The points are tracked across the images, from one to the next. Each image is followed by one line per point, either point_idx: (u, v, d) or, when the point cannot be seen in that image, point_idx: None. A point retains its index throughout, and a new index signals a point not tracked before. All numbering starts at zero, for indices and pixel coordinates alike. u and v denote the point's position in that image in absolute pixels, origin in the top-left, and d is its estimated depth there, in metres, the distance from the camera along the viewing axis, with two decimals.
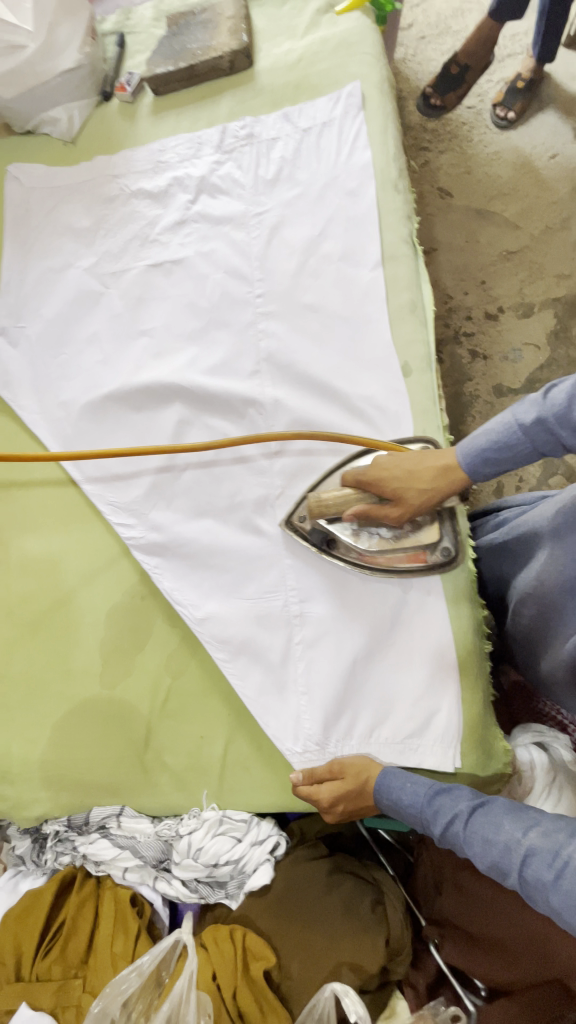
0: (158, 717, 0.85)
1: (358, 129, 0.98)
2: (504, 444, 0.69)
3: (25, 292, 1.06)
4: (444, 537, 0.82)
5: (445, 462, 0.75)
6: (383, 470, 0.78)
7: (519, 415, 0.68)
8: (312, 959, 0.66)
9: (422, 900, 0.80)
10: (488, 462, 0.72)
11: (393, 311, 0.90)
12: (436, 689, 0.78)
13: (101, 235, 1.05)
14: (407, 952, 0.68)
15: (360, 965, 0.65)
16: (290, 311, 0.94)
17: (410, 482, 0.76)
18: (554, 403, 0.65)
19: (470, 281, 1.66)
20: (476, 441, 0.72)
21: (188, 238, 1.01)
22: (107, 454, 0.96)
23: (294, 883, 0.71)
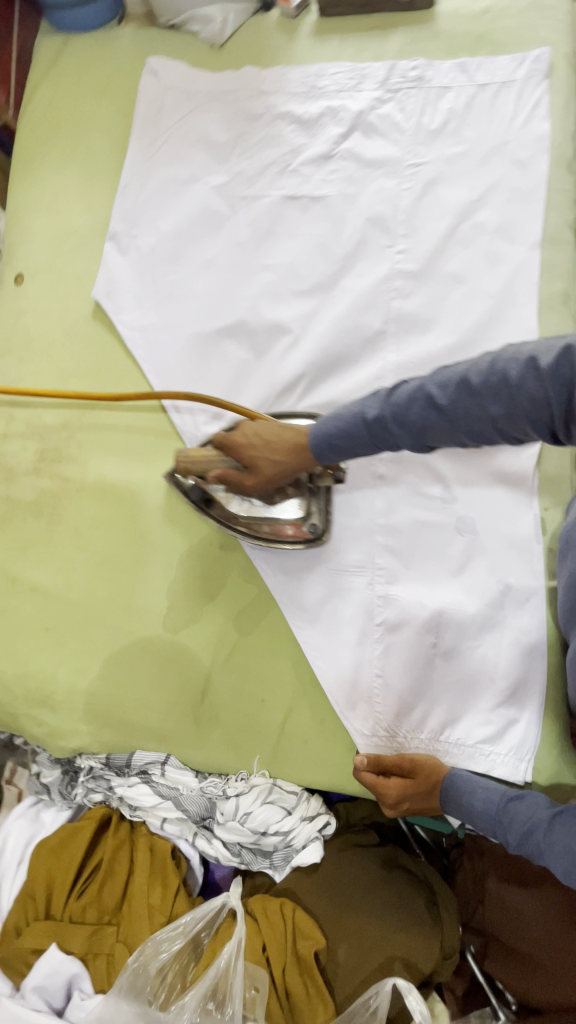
0: (218, 672, 0.81)
1: (539, 96, 0.90)
2: (332, 438, 0.65)
3: (143, 199, 0.98)
4: (313, 515, 0.80)
5: (301, 438, 0.70)
6: (247, 439, 0.72)
7: (365, 408, 0.63)
8: (362, 948, 0.66)
9: (460, 906, 0.78)
10: (334, 450, 0.66)
11: (542, 299, 0.85)
12: (518, 699, 0.75)
13: (236, 154, 0.97)
14: (455, 959, 0.67)
15: (412, 962, 0.64)
16: (430, 278, 0.88)
17: (264, 453, 0.71)
18: (400, 397, 0.60)
19: None
20: (324, 428, 0.66)
21: (331, 176, 0.93)
22: (206, 390, 0.89)
23: (347, 870, 0.70)
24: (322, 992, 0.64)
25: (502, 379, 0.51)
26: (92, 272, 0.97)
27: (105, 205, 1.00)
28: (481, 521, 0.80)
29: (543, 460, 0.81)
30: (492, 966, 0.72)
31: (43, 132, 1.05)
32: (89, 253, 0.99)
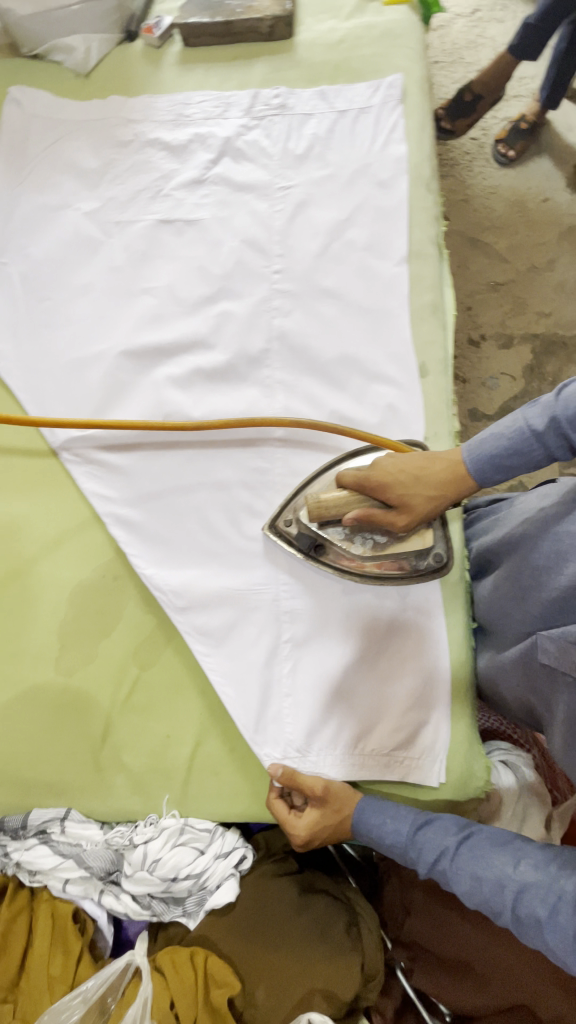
0: (119, 711, 0.77)
1: (395, 120, 0.95)
2: (516, 449, 0.66)
3: (12, 226, 0.95)
4: (436, 544, 0.77)
5: (454, 462, 0.71)
6: (390, 475, 0.71)
7: (529, 420, 0.66)
8: (280, 986, 0.61)
9: (388, 921, 0.75)
10: (500, 467, 0.68)
11: (414, 310, 0.88)
12: (426, 701, 0.75)
13: (107, 180, 0.96)
14: (380, 979, 0.64)
15: (333, 993, 0.61)
16: (308, 294, 0.89)
17: (418, 488, 0.70)
18: (568, 404, 0.62)
19: (459, 305, 1.69)
20: (485, 444, 0.68)
21: (205, 200, 0.94)
22: (89, 415, 0.85)
23: (265, 900, 0.66)
24: None
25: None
26: None
27: None
28: None
29: None
30: (420, 980, 0.70)
31: None
32: None
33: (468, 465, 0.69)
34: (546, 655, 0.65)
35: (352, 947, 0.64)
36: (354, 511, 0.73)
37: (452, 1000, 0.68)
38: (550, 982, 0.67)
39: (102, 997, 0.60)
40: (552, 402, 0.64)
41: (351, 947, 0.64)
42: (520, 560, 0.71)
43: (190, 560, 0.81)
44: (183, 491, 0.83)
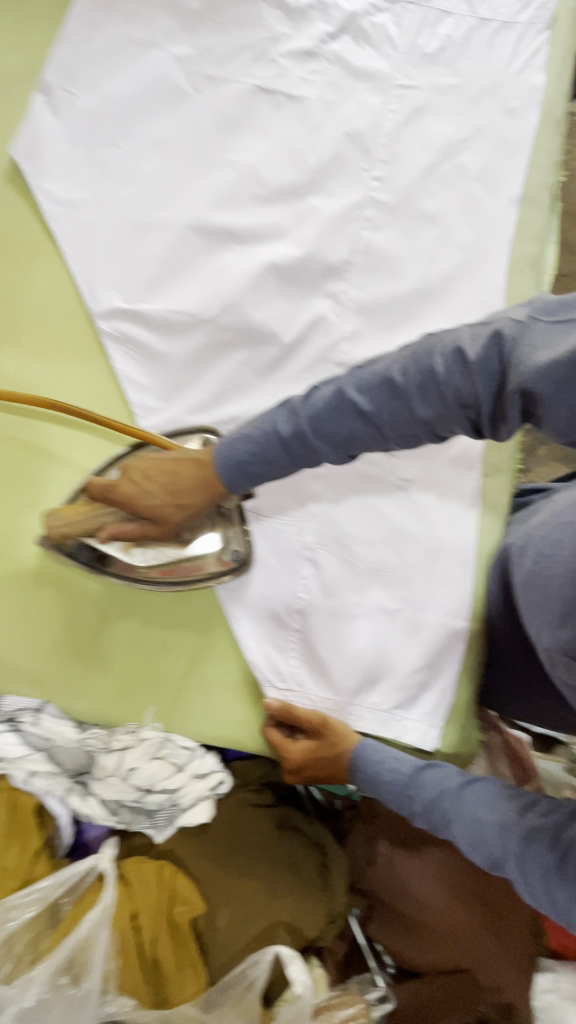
0: (117, 612, 0.71)
1: (539, 45, 0.85)
2: (263, 452, 0.58)
3: (87, 47, 0.79)
4: (231, 543, 0.69)
5: (200, 466, 0.61)
6: (133, 484, 0.62)
7: (277, 422, 0.57)
8: (243, 910, 0.60)
9: (347, 868, 0.74)
10: (251, 474, 0.59)
11: (512, 260, 0.81)
12: (436, 663, 0.74)
13: (207, 25, 0.82)
14: (341, 921, 0.64)
15: (298, 927, 0.61)
16: (405, 214, 0.81)
17: (159, 495, 0.61)
18: (317, 406, 0.55)
19: None
20: (234, 445, 0.59)
21: (313, 76, 0.82)
22: (140, 288, 0.76)
23: (243, 828, 0.65)
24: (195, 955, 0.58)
25: (386, 398, 0.53)
26: (9, 118, 0.78)
27: (34, 41, 0.80)
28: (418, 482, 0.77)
29: None
30: (376, 929, 0.71)
31: None
32: (9, 94, 0.78)
33: (218, 466, 0.60)
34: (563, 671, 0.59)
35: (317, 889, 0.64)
36: (110, 528, 0.64)
37: (406, 954, 0.69)
38: (507, 964, 0.69)
39: (58, 898, 0.56)
40: (353, 374, 0.55)
41: (316, 889, 0.64)
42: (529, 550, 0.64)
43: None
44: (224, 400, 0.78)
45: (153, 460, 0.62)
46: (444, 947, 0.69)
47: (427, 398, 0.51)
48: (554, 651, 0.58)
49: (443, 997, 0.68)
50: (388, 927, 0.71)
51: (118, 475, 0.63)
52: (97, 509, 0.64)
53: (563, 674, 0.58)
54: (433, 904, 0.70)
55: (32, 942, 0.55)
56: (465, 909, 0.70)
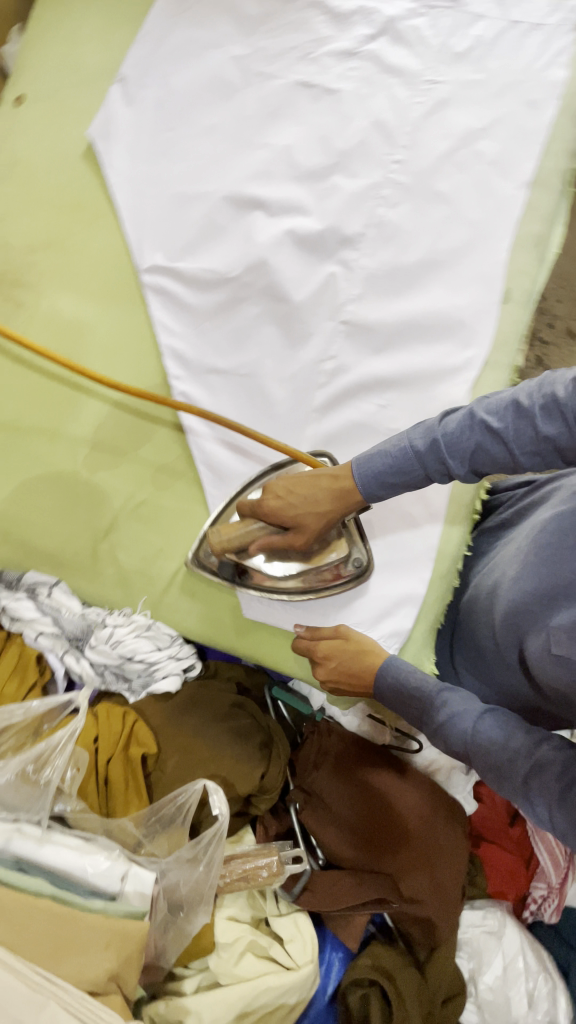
0: (126, 515, 0.83)
1: (565, 43, 0.91)
2: (398, 467, 0.66)
3: (160, 51, 0.96)
4: (354, 550, 0.77)
5: (338, 481, 0.69)
6: (280, 496, 0.71)
7: (412, 437, 0.66)
8: (189, 763, 0.70)
9: (295, 769, 0.82)
10: (386, 486, 0.68)
11: (518, 234, 0.87)
12: (402, 598, 0.78)
13: (261, 32, 0.95)
14: (272, 796, 0.73)
15: (230, 784, 0.70)
16: (419, 193, 0.89)
17: (309, 513, 0.70)
18: (449, 429, 0.63)
19: (569, 292, 1.56)
20: (371, 463, 0.67)
21: (349, 73, 0.93)
22: (180, 248, 0.90)
23: (201, 700, 0.74)
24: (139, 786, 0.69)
25: (512, 414, 0.59)
26: (92, 109, 0.95)
27: (121, 49, 0.97)
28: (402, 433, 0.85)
29: (478, 388, 0.86)
30: (307, 819, 0.77)
31: None
32: (95, 92, 0.96)
33: (357, 481, 0.68)
34: (559, 647, 0.60)
35: (259, 760, 0.73)
36: (257, 541, 0.73)
37: (332, 844, 0.76)
38: (422, 879, 0.75)
39: (40, 718, 0.70)
40: (436, 425, 0.65)
41: (258, 759, 0.72)
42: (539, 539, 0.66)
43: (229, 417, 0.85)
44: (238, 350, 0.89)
45: (295, 478, 0.71)
46: (369, 847, 0.75)
47: (455, 452, 0.63)
48: (558, 631, 0.60)
49: (356, 889, 0.73)
50: (319, 820, 0.77)
51: (263, 493, 0.73)
52: (247, 527, 0.73)
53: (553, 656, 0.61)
54: (365, 813, 0.78)
55: (17, 744, 0.69)
56: (396, 823, 0.77)
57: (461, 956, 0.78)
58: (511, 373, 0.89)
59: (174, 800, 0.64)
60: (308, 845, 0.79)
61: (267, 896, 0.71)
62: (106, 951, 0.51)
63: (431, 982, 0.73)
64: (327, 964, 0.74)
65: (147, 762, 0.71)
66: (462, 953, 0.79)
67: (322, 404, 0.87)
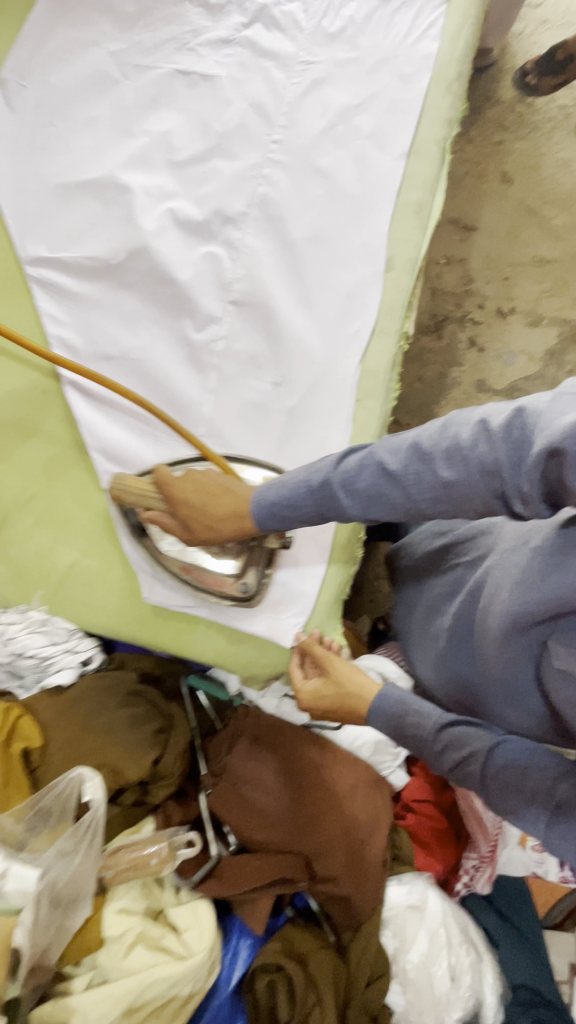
0: (18, 510, 0.82)
1: (434, 20, 0.93)
2: (290, 498, 0.60)
3: (38, 51, 0.95)
4: (248, 574, 0.73)
5: (241, 505, 0.65)
6: (186, 494, 0.68)
7: (310, 472, 0.60)
8: (76, 752, 0.68)
9: (208, 755, 0.80)
10: (280, 518, 0.62)
11: (398, 205, 0.88)
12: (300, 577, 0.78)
13: (137, 24, 0.95)
14: (170, 782, 0.72)
15: (119, 771, 0.68)
16: (299, 168, 0.88)
17: (200, 519, 0.66)
18: (346, 468, 0.57)
19: (495, 272, 1.55)
20: (269, 495, 0.62)
21: (225, 59, 0.94)
22: (61, 235, 0.87)
23: (90, 688, 0.71)
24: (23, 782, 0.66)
25: (412, 460, 0.52)
26: None
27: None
28: (297, 409, 0.84)
29: (369, 359, 0.86)
30: (214, 803, 0.74)
31: None
32: None
33: (252, 510, 0.63)
34: (561, 662, 0.57)
35: (153, 748, 0.71)
36: (155, 516, 0.71)
37: (241, 827, 0.74)
38: (337, 851, 0.74)
39: None
40: (334, 465, 0.58)
41: (151, 745, 0.70)
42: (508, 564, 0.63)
43: (118, 407, 0.83)
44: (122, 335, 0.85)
45: (208, 481, 0.67)
46: (287, 824, 0.75)
47: (351, 492, 0.56)
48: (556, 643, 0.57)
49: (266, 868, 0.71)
50: (231, 807, 0.74)
51: (182, 479, 0.69)
52: (153, 492, 0.71)
53: (558, 671, 0.58)
54: (276, 792, 0.76)
55: None
56: (311, 797, 0.77)
57: (386, 933, 0.75)
58: (400, 341, 0.89)
59: (52, 793, 0.63)
60: (221, 832, 0.76)
61: (165, 885, 0.70)
62: None
63: (352, 965, 0.73)
64: (232, 951, 0.71)
65: (32, 758, 0.67)
66: (387, 930, 0.75)
67: (216, 385, 0.85)
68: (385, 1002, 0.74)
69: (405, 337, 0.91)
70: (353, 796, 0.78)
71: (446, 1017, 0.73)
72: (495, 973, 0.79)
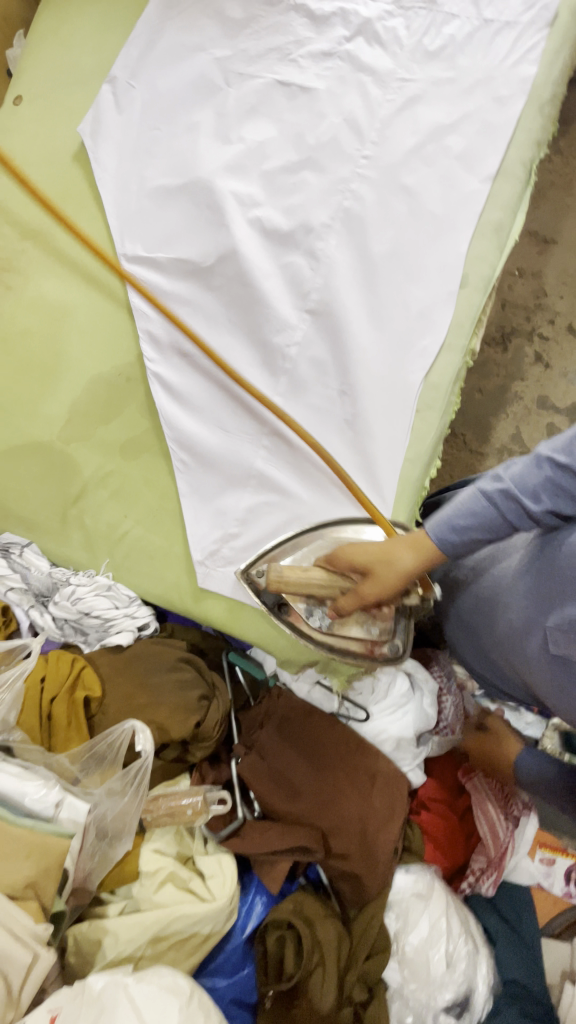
0: (95, 484, 0.90)
1: (536, 43, 0.94)
2: (474, 519, 0.61)
3: (150, 55, 1.02)
4: (395, 636, 0.79)
5: (418, 543, 0.66)
6: (365, 552, 0.69)
7: (479, 486, 0.62)
8: (129, 702, 0.77)
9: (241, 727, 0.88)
10: (459, 534, 0.62)
11: (478, 225, 0.90)
12: None
13: (245, 34, 1.01)
14: (207, 746, 0.79)
15: (163, 728, 0.75)
16: (385, 185, 0.92)
17: (386, 578, 0.67)
18: (517, 471, 0.59)
19: (570, 288, 1.53)
20: (446, 519, 0.63)
21: (325, 73, 0.98)
22: (157, 237, 0.95)
23: (145, 649, 0.81)
24: (80, 726, 0.75)
25: (568, 469, 0.56)
26: (85, 107, 1.01)
27: (115, 53, 1.04)
28: (360, 413, 0.88)
29: (432, 375, 0.89)
30: (244, 771, 0.82)
31: None
32: (88, 90, 1.03)
33: (432, 538, 0.64)
34: (556, 645, 0.64)
35: (197, 709, 0.78)
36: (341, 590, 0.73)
37: (265, 796, 0.81)
38: (353, 830, 0.80)
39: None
40: (500, 472, 0.61)
41: (195, 708, 0.78)
42: (535, 552, 0.68)
43: (193, 401, 0.91)
44: (202, 336, 0.92)
45: (374, 542, 0.70)
46: (309, 798, 0.81)
47: (524, 496, 0.59)
48: (554, 629, 0.64)
49: (288, 836, 0.78)
50: (258, 776, 0.82)
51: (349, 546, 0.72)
52: (316, 576, 0.74)
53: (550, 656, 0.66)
54: (299, 769, 0.83)
55: None
56: (334, 777, 0.83)
57: (389, 915, 0.82)
58: (465, 356, 0.91)
59: (107, 739, 0.72)
60: (245, 797, 0.84)
61: (195, 837, 0.77)
62: (26, 861, 0.57)
63: (354, 938, 0.79)
64: (248, 905, 0.79)
65: (91, 706, 0.77)
66: (390, 913, 0.82)
67: (285, 387, 0.90)
68: (383, 977, 0.79)
69: (470, 353, 0.93)
70: (374, 782, 0.84)
71: (437, 999, 0.78)
72: (491, 967, 0.83)
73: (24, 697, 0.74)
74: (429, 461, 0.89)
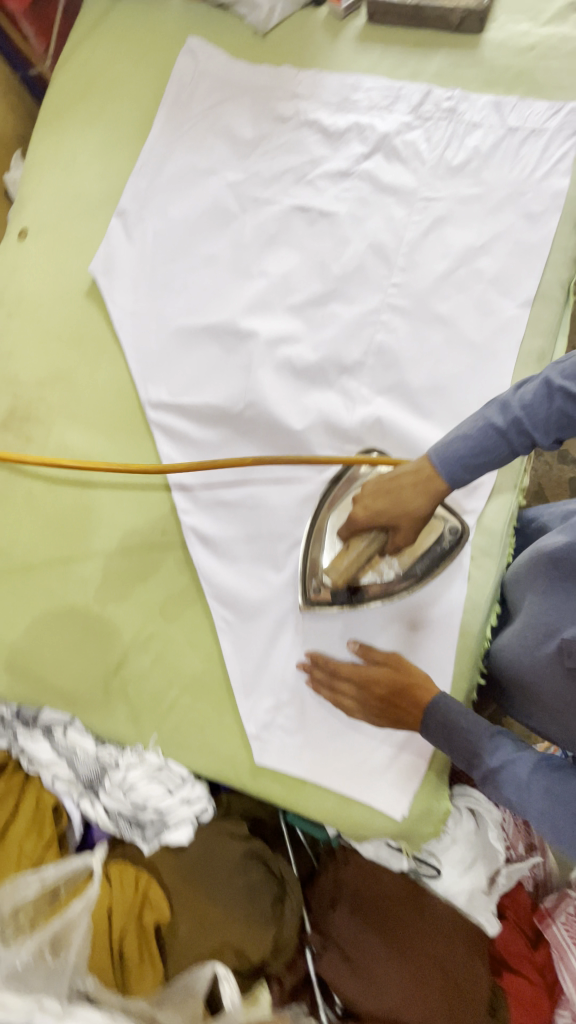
0: (136, 650, 0.85)
1: (564, 152, 0.90)
2: (481, 446, 0.64)
3: (158, 181, 0.98)
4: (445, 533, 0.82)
5: (422, 474, 0.68)
6: (368, 505, 0.70)
7: (486, 415, 0.65)
8: (202, 921, 0.76)
9: (314, 906, 0.89)
10: (470, 465, 0.66)
11: (520, 355, 0.86)
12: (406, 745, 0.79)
13: (257, 153, 0.97)
14: (285, 954, 0.79)
15: (242, 952, 0.75)
16: (418, 316, 0.88)
17: (403, 518, 0.69)
18: (523, 397, 0.62)
19: None
20: (451, 446, 0.66)
21: (344, 194, 0.94)
22: (182, 381, 0.91)
23: (211, 854, 0.79)
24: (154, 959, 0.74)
25: None
26: (95, 241, 0.97)
27: (121, 180, 1.00)
28: None
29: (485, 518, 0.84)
30: (322, 965, 0.85)
31: (77, 88, 1.06)
32: (95, 221, 0.99)
33: (437, 470, 0.67)
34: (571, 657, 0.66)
35: (271, 919, 0.79)
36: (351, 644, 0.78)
37: (346, 993, 0.83)
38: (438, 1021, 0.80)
39: (56, 885, 0.74)
40: (510, 396, 0.63)
41: (270, 920, 0.78)
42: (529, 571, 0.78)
43: (232, 554, 0.86)
44: (237, 485, 0.88)
45: (372, 489, 0.71)
46: (390, 990, 0.81)
47: (532, 420, 0.61)
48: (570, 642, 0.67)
49: None
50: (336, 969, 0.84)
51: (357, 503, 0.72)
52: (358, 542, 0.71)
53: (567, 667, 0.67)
54: (376, 956, 0.83)
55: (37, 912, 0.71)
56: (410, 962, 0.83)
57: None
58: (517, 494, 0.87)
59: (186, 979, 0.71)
60: (326, 991, 0.88)
61: None
62: None
63: None
64: None
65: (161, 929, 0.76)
66: None
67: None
68: None
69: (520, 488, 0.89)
70: (451, 960, 0.83)
71: None
72: None
73: (94, 930, 0.73)
74: (487, 612, 0.83)
